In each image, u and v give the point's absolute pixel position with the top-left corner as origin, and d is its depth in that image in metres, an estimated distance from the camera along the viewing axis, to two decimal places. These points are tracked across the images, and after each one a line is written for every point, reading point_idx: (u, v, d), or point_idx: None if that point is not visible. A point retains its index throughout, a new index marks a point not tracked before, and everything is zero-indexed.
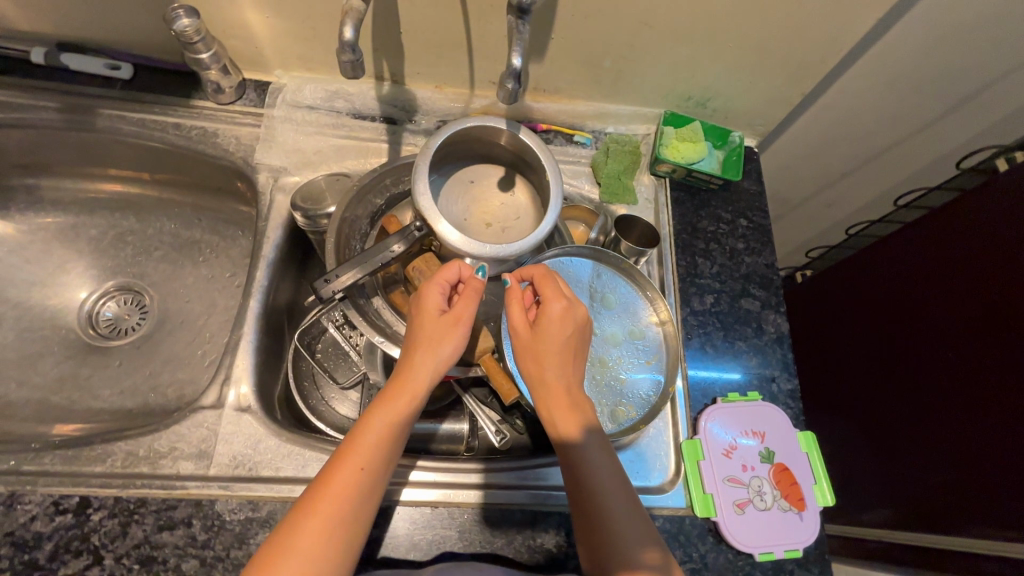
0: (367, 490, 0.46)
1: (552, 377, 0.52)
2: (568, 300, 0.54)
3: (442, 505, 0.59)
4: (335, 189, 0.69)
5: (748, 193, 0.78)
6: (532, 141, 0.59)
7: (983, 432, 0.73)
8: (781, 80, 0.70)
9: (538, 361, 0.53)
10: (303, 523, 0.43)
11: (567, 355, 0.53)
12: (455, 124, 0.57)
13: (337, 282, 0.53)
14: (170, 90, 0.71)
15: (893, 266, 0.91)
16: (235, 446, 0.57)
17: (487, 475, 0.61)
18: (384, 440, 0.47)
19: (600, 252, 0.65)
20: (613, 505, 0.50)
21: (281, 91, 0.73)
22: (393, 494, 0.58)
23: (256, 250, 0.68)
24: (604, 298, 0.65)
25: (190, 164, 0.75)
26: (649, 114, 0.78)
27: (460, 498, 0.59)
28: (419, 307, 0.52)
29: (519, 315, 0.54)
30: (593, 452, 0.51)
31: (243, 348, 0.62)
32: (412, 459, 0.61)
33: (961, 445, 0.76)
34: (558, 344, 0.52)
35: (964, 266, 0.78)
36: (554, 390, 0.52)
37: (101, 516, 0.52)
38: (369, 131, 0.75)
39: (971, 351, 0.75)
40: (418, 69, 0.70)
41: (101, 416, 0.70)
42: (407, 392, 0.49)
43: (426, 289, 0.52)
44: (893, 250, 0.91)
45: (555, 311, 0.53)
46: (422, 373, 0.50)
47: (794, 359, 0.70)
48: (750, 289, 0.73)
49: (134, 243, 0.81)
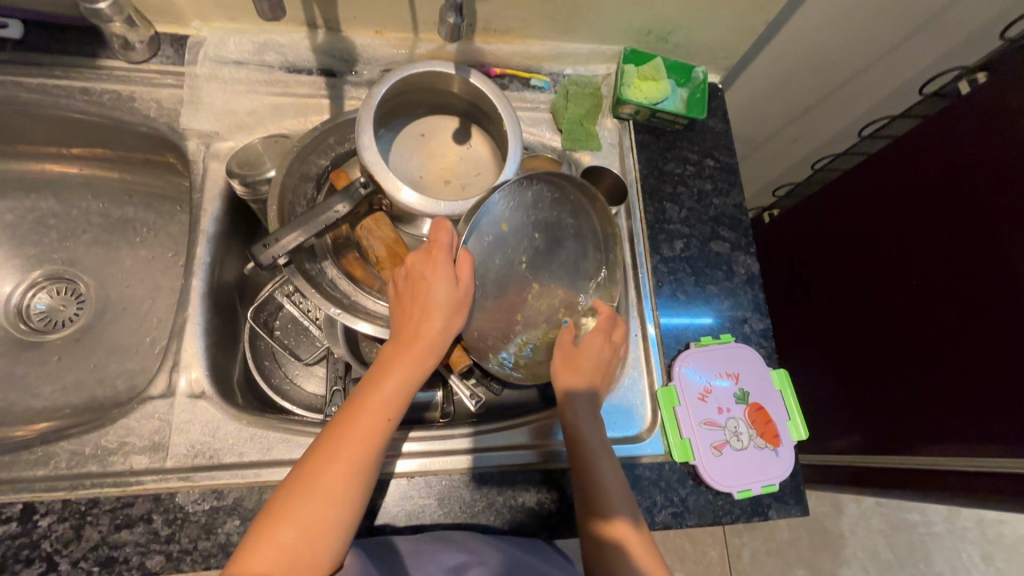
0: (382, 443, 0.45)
1: (582, 392, 0.57)
2: (611, 345, 0.59)
3: (420, 474, 0.57)
4: (273, 151, 0.63)
5: (713, 132, 0.76)
6: (487, 87, 0.54)
7: (947, 355, 0.75)
8: (744, 8, 0.66)
9: (573, 375, 0.57)
10: (318, 474, 0.41)
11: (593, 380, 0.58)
12: (402, 70, 0.52)
13: (278, 245, 0.49)
14: (71, 50, 0.63)
15: (855, 199, 0.91)
16: (192, 434, 0.54)
17: (461, 440, 0.60)
18: (399, 397, 0.46)
19: (562, 181, 0.53)
20: (603, 471, 0.53)
21: (202, 46, 0.65)
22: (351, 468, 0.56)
23: (193, 225, 0.62)
24: (558, 233, 0.55)
25: (109, 134, 0.67)
26: (608, 52, 0.73)
27: (438, 466, 0.57)
28: (425, 262, 0.47)
29: (569, 333, 0.57)
30: (600, 456, 0.54)
31: (190, 331, 0.58)
32: None
33: (926, 370, 0.78)
34: (591, 369, 0.58)
35: (925, 194, 0.78)
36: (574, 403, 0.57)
37: (50, 521, 0.48)
38: (306, 86, 0.68)
39: (933, 279, 0.77)
40: (353, 12, 0.63)
41: (44, 415, 0.65)
42: (424, 345, 0.47)
43: (437, 248, 0.47)
44: (855, 184, 0.91)
45: (593, 350, 0.58)
46: (434, 322, 0.47)
47: (765, 299, 0.70)
48: (720, 231, 0.71)
49: (58, 227, 0.74)
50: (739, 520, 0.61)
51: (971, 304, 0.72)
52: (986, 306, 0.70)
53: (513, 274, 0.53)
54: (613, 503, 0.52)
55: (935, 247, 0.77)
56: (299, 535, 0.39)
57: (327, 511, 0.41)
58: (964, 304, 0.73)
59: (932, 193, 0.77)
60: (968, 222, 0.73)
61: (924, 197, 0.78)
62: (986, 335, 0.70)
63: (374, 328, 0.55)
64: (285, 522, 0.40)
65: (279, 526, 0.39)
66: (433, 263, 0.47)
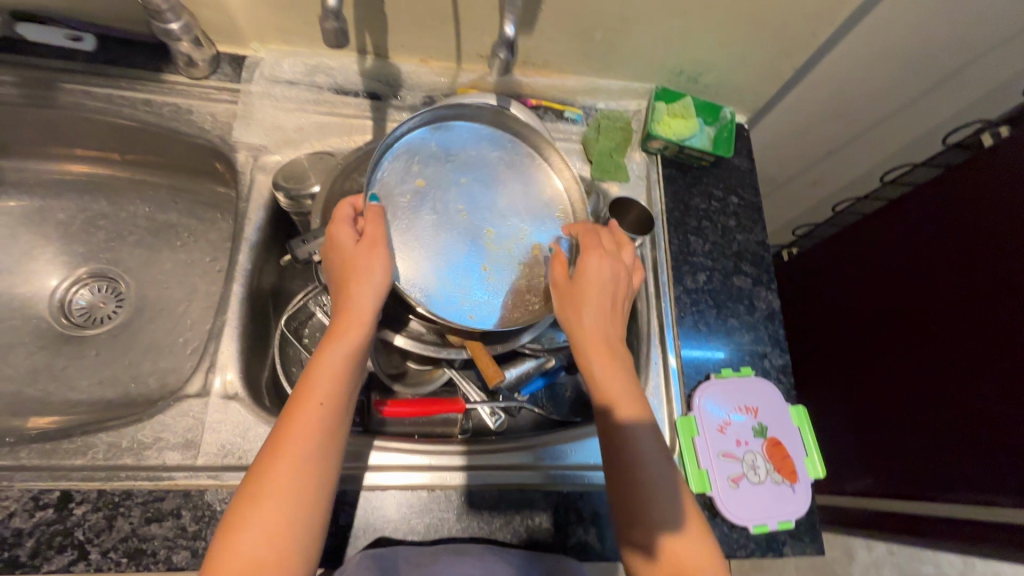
0: (329, 429, 0.46)
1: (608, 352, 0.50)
2: (611, 262, 0.53)
3: (437, 488, 0.58)
4: (319, 167, 0.66)
5: (739, 170, 0.78)
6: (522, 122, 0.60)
7: (964, 401, 0.75)
8: (773, 53, 0.70)
9: (578, 308, 0.51)
10: (265, 476, 0.42)
11: (605, 310, 0.52)
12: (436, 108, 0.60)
13: (314, 243, 0.56)
14: (138, 63, 0.67)
15: (874, 242, 0.92)
16: (223, 434, 0.55)
17: (479, 457, 0.61)
18: (337, 381, 0.47)
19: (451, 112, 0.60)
20: (645, 455, 0.49)
21: (258, 65, 0.69)
22: (346, 477, 0.57)
23: (237, 232, 0.65)
24: (485, 163, 0.61)
25: (163, 144, 0.71)
26: (639, 89, 0.77)
27: (455, 481, 0.59)
28: (333, 248, 0.50)
29: (560, 267, 0.53)
30: (634, 423, 0.49)
31: (227, 334, 0.60)
32: (406, 443, 0.60)
33: (943, 415, 0.78)
34: (595, 294, 0.51)
35: (944, 239, 0.80)
36: (590, 339, 0.50)
37: (85, 510, 0.50)
38: (352, 107, 0.71)
39: (952, 323, 0.77)
40: (401, 41, 0.67)
41: (79, 408, 0.68)
42: (355, 323, 0.48)
43: (335, 230, 0.51)
44: (875, 227, 0.92)
45: (594, 288, 0.51)
46: (363, 300, 0.48)
47: (785, 335, 0.71)
48: (742, 266, 0.73)
49: (107, 228, 0.78)
50: (754, 555, 0.61)
51: (986, 350, 0.73)
52: (999, 352, 0.71)
53: (452, 221, 0.58)
54: (655, 487, 0.48)
55: (952, 292, 0.78)
56: (261, 542, 0.40)
57: (279, 511, 0.42)
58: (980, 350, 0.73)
59: (950, 237, 0.79)
60: (984, 268, 0.74)
61: (942, 242, 0.80)
62: (1001, 381, 0.70)
63: (405, 342, 0.60)
64: (243, 530, 0.41)
65: (237, 535, 0.40)
66: (335, 244, 0.50)
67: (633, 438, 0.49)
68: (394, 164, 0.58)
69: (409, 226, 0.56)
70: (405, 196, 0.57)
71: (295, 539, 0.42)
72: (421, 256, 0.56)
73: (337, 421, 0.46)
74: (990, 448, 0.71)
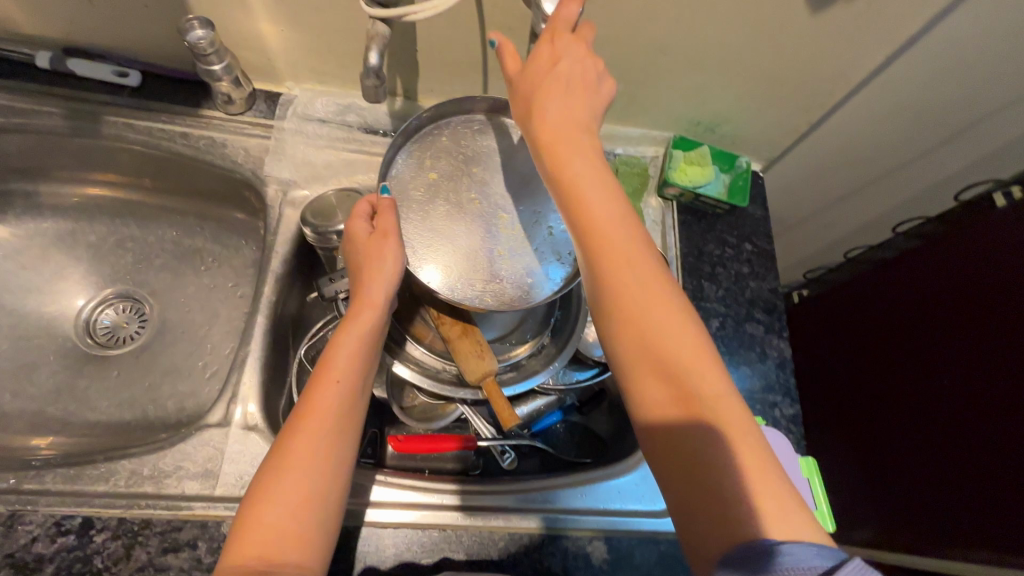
0: (344, 405, 0.50)
1: (581, 166, 0.45)
2: (570, 59, 0.47)
3: (421, 527, 0.58)
4: (346, 204, 0.68)
5: (753, 217, 0.79)
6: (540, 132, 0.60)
7: (964, 458, 0.76)
8: (789, 107, 0.73)
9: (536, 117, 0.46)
10: (288, 446, 0.47)
11: (572, 120, 0.46)
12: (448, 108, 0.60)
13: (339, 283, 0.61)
14: (179, 99, 0.71)
15: (881, 291, 0.94)
16: (241, 465, 0.56)
17: (462, 497, 0.61)
18: (354, 359, 0.51)
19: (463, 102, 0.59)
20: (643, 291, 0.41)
21: (292, 103, 0.73)
22: (359, 514, 0.57)
23: (263, 264, 0.67)
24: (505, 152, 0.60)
25: (195, 175, 0.74)
26: (657, 136, 0.80)
27: (439, 519, 0.58)
28: (351, 242, 0.55)
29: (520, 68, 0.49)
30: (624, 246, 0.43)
31: (250, 364, 0.61)
32: (414, 478, 0.61)
33: (941, 470, 0.79)
34: (552, 98, 0.46)
35: (948, 295, 0.81)
36: (552, 147, 0.45)
37: (105, 537, 0.51)
38: (380, 146, 0.74)
39: (957, 379, 0.79)
40: (431, 85, 0.70)
41: (98, 429, 0.69)
42: (367, 306, 0.53)
43: (352, 224, 0.55)
44: (884, 278, 0.93)
45: (556, 102, 0.46)
46: (375, 287, 0.53)
47: (796, 384, 0.71)
48: (755, 313, 0.74)
49: (135, 251, 0.80)
50: None
51: (995, 404, 0.73)
52: (1007, 406, 0.71)
53: (466, 209, 0.57)
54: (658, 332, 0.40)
55: (957, 348, 0.79)
56: (282, 514, 0.44)
57: (298, 483, 0.45)
58: (989, 404, 0.74)
59: (955, 292, 0.80)
60: (988, 328, 0.75)
61: (951, 294, 0.81)
62: (1009, 435, 0.70)
63: (410, 373, 0.61)
64: (266, 505, 0.44)
65: (261, 510, 0.44)
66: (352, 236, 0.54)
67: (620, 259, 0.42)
68: (406, 160, 0.58)
69: (423, 219, 0.57)
70: (417, 189, 0.58)
71: (313, 510, 0.46)
72: (435, 246, 0.56)
73: (351, 402, 0.50)
74: (999, 504, 0.70)
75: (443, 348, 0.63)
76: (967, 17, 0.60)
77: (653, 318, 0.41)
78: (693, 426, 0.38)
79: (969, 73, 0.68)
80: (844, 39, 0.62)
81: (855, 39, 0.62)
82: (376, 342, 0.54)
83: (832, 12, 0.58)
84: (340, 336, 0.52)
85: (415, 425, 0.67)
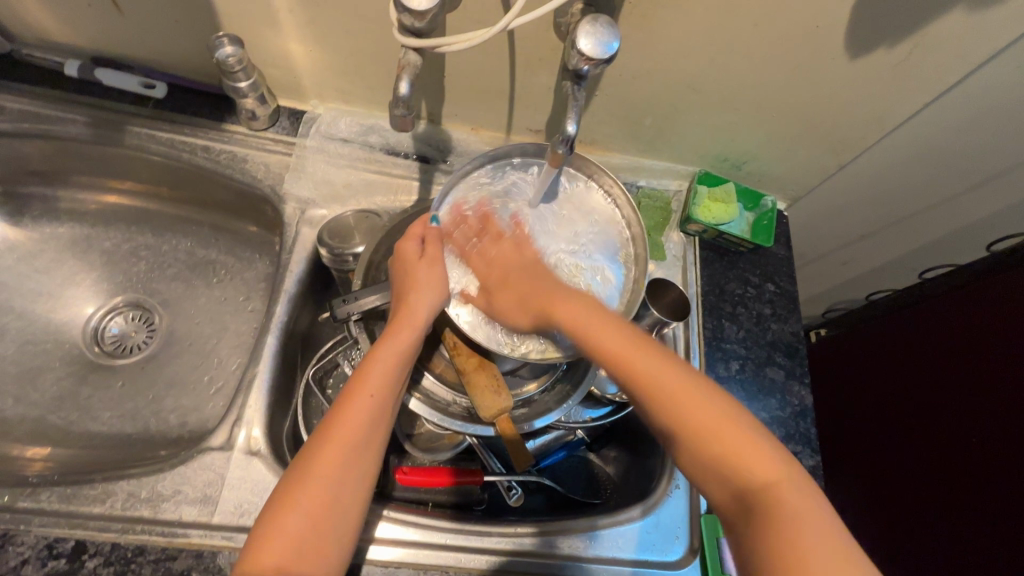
0: (374, 421, 0.48)
1: (575, 310, 0.51)
2: (504, 244, 0.59)
3: (406, 565, 0.56)
4: (364, 227, 0.67)
5: (777, 257, 0.77)
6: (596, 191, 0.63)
7: (978, 522, 0.73)
8: (819, 150, 0.72)
9: (511, 295, 0.56)
10: (313, 461, 0.45)
11: (533, 278, 0.56)
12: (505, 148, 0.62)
13: (355, 304, 0.56)
14: (204, 113, 0.71)
15: (889, 336, 0.91)
16: (242, 492, 0.55)
17: (453, 534, 0.58)
18: (388, 374, 0.50)
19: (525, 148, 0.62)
20: (679, 383, 0.45)
21: (316, 121, 0.72)
22: (360, 551, 0.55)
23: (277, 283, 0.66)
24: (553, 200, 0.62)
25: (213, 188, 0.73)
26: (682, 170, 0.78)
27: (427, 559, 0.56)
28: (399, 260, 0.54)
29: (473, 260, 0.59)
30: (647, 356, 0.47)
31: (257, 386, 0.60)
32: (401, 511, 0.59)
33: (955, 532, 0.76)
34: (517, 271, 0.57)
35: (958, 347, 0.79)
36: (543, 309, 0.53)
37: (96, 563, 0.50)
38: (401, 167, 0.73)
39: (965, 436, 0.76)
40: (456, 110, 0.70)
41: (97, 442, 0.67)
42: (408, 325, 0.51)
43: (403, 242, 0.55)
44: (894, 322, 0.91)
45: (512, 270, 0.57)
46: (421, 309, 0.51)
47: (817, 435, 0.68)
48: (775, 357, 0.72)
49: (148, 259, 0.79)
50: None
51: (1009, 465, 0.70)
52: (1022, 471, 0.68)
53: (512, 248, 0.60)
54: (706, 417, 0.43)
55: (968, 404, 0.77)
56: (304, 524, 0.44)
57: (321, 494, 0.45)
58: (1003, 464, 0.71)
59: (964, 346, 0.78)
60: (999, 386, 0.73)
61: (967, 346, 0.78)
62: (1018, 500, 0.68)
63: (416, 403, 0.58)
64: (289, 513, 0.44)
65: (284, 516, 0.43)
66: (404, 254, 0.54)
67: (645, 374, 0.46)
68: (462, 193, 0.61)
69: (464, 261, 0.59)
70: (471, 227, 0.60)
71: (335, 524, 0.45)
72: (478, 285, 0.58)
73: (382, 418, 0.49)
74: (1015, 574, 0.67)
75: (455, 380, 0.61)
76: (1005, 70, 0.59)
77: (692, 409, 0.43)
78: (759, 518, 0.39)
79: (1003, 125, 0.67)
80: (878, 86, 0.61)
81: (890, 87, 0.61)
82: (415, 357, 0.52)
83: (867, 59, 0.58)
84: (377, 352, 0.51)
85: (420, 455, 0.64)
